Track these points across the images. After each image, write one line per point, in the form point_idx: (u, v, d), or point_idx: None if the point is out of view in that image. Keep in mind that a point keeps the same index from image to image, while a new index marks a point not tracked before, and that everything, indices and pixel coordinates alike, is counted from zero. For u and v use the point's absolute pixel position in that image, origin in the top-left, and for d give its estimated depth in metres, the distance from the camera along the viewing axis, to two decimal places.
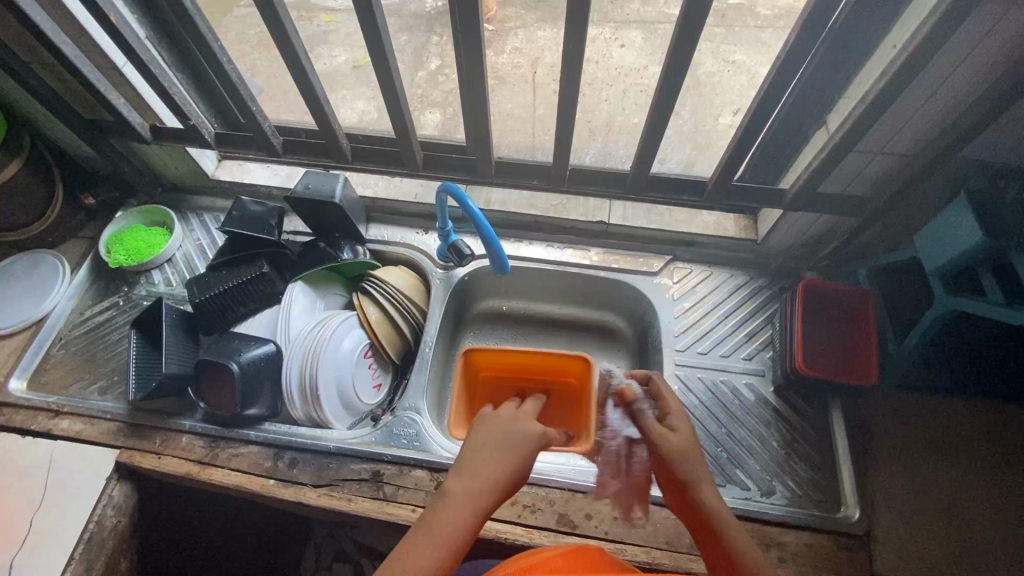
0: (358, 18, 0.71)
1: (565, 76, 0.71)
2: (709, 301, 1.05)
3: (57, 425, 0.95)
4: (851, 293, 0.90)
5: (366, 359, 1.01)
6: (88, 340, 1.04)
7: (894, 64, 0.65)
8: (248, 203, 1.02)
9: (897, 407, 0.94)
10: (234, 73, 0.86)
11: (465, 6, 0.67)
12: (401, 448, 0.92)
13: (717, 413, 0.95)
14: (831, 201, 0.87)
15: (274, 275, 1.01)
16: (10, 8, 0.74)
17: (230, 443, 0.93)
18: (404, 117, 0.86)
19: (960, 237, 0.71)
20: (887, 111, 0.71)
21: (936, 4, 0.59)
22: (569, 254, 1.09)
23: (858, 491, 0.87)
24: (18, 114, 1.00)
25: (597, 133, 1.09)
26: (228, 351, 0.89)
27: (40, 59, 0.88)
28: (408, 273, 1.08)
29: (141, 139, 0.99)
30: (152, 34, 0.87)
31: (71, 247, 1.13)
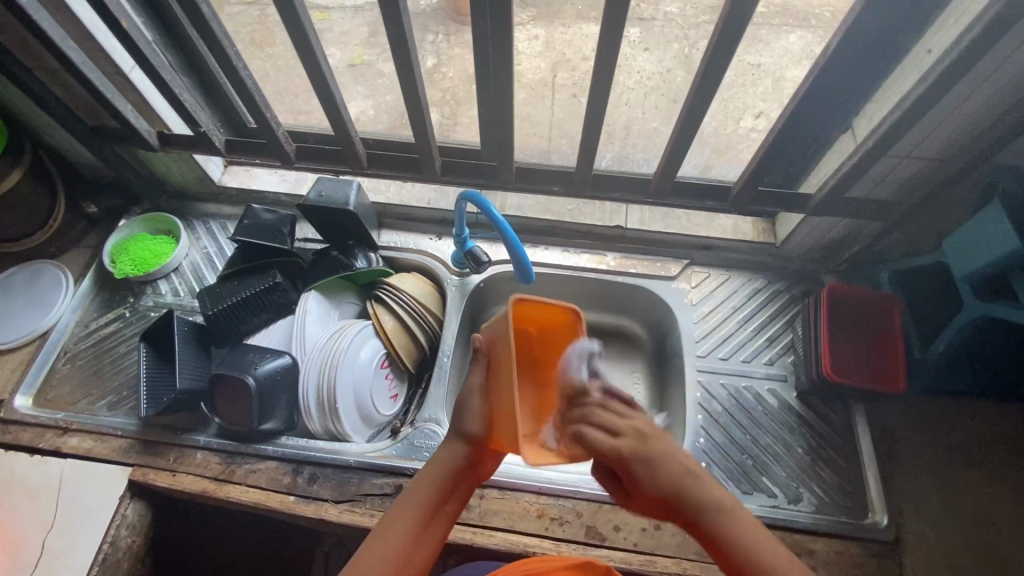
0: (384, 21, 0.69)
1: (597, 81, 0.69)
2: (727, 306, 1.04)
3: (65, 443, 0.92)
4: (875, 298, 0.90)
5: (382, 369, 0.99)
6: (95, 353, 1.01)
7: (934, 69, 0.64)
8: (259, 211, 1.00)
9: (920, 410, 0.94)
10: (249, 79, 0.83)
11: (496, 10, 0.65)
12: (423, 460, 0.90)
13: (740, 420, 0.95)
14: (856, 205, 0.86)
15: (288, 284, 0.99)
16: (15, 12, 0.71)
17: (247, 458, 0.90)
18: (424, 123, 0.84)
19: (994, 243, 0.71)
20: (923, 117, 0.70)
21: (980, 10, 0.58)
22: (585, 259, 1.08)
23: (885, 497, 0.86)
24: (18, 120, 0.97)
25: (615, 137, 1.07)
26: (244, 364, 0.87)
27: (43, 65, 0.85)
28: (423, 280, 1.06)
29: (148, 145, 0.95)
30: (160, 38, 0.84)
31: (73, 257, 1.10)
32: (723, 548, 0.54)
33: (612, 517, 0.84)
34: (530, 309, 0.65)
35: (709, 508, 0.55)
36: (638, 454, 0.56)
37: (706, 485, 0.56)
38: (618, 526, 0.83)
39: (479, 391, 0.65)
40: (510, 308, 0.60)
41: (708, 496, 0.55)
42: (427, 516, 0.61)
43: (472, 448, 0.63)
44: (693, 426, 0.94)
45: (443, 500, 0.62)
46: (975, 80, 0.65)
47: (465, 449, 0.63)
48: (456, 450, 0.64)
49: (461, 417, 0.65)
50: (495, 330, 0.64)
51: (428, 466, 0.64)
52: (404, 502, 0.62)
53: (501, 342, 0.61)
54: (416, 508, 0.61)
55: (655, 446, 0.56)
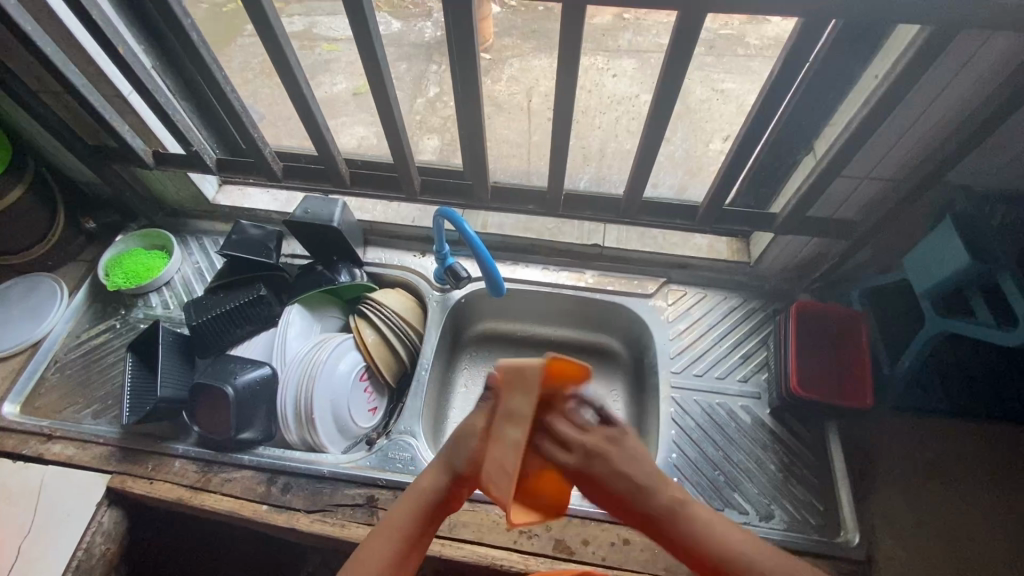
0: (357, 49, 0.73)
1: (560, 103, 0.73)
2: (703, 323, 1.06)
3: (49, 449, 0.94)
4: (843, 315, 0.91)
5: (362, 382, 1.01)
6: (84, 363, 1.04)
7: (877, 93, 0.67)
8: (247, 227, 1.04)
9: (894, 429, 0.94)
10: (237, 102, 0.88)
11: (461, 39, 0.69)
12: (395, 471, 0.91)
13: (714, 436, 0.95)
14: (820, 224, 0.89)
15: (272, 297, 1.02)
16: (20, 38, 0.76)
17: (223, 467, 0.92)
18: (402, 144, 0.88)
19: (946, 259, 0.73)
20: (870, 138, 0.73)
21: (912, 39, 0.62)
22: (565, 276, 1.10)
23: (858, 515, 0.86)
24: (26, 141, 1.03)
25: (591, 158, 1.12)
26: (224, 374, 0.89)
27: (48, 87, 0.91)
28: (405, 295, 1.09)
29: (144, 164, 1.00)
30: (158, 64, 0.89)
31: (70, 270, 1.14)
32: (695, 555, 0.49)
33: (580, 531, 0.84)
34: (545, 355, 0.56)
35: (673, 512, 0.50)
36: (583, 473, 0.53)
37: (662, 488, 0.51)
38: (586, 540, 0.84)
39: (480, 434, 0.57)
40: (538, 370, 0.52)
41: (659, 502, 0.50)
42: (405, 548, 0.56)
43: (453, 484, 0.58)
44: (666, 442, 0.95)
45: (419, 535, 0.57)
46: (917, 103, 0.68)
47: (449, 482, 0.58)
48: (440, 483, 0.58)
49: (452, 451, 0.59)
50: (507, 380, 0.55)
51: (405, 498, 0.59)
52: (383, 527, 0.56)
53: (520, 403, 0.53)
54: (393, 537, 0.56)
55: (598, 467, 0.52)
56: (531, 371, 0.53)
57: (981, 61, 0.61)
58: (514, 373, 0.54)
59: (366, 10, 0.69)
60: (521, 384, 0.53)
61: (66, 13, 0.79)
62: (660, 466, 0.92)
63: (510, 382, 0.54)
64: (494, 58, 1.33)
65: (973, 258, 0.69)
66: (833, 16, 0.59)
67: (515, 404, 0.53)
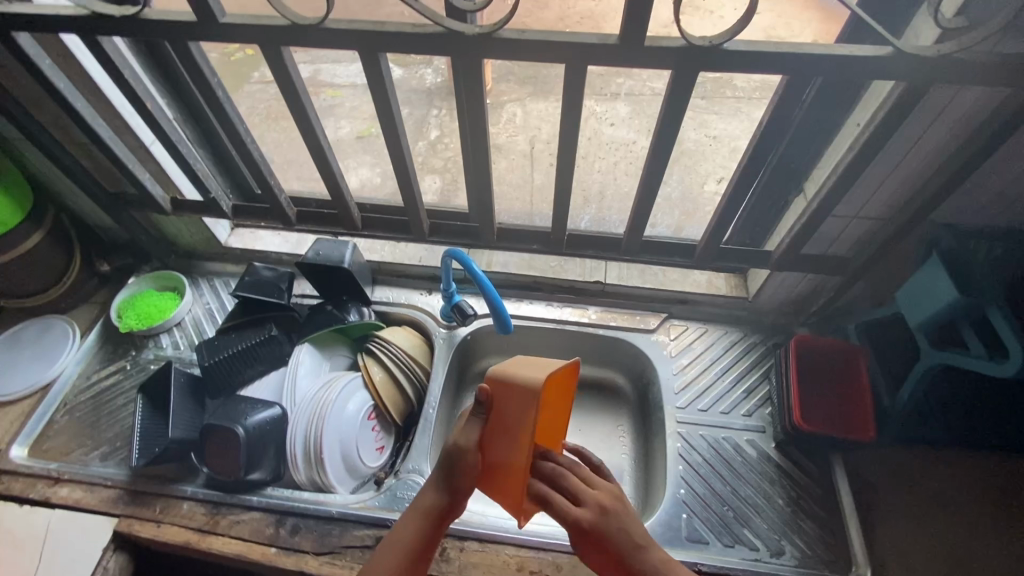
0: (374, 105, 0.77)
1: (563, 151, 0.77)
2: (705, 358, 1.08)
3: (56, 493, 0.94)
4: (841, 349, 0.95)
5: (370, 421, 1.02)
6: (94, 405, 1.05)
7: (860, 139, 0.72)
8: (260, 269, 1.07)
9: (898, 461, 0.95)
10: (256, 151, 0.91)
11: (472, 95, 0.73)
12: (404, 512, 0.91)
13: (721, 471, 0.96)
14: (814, 260, 0.93)
15: (283, 337, 1.04)
16: (53, 95, 0.81)
17: (232, 509, 0.92)
18: (413, 190, 0.92)
19: (937, 294, 0.76)
20: (858, 179, 0.77)
21: (890, 92, 0.66)
22: (568, 312, 1.13)
23: (867, 550, 0.88)
24: (47, 189, 1.07)
25: (591, 200, 1.16)
26: (235, 414, 0.90)
27: (73, 139, 0.95)
28: (412, 334, 1.11)
29: (162, 209, 1.04)
30: (180, 115, 0.94)
31: (82, 312, 1.16)
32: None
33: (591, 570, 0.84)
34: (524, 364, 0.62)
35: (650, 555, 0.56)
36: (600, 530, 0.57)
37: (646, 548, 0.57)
38: None
39: (475, 448, 0.60)
40: (538, 391, 0.56)
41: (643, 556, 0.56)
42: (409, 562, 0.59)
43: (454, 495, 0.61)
44: (674, 478, 0.95)
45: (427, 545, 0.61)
46: (902, 145, 0.73)
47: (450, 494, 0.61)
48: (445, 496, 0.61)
49: (448, 468, 0.61)
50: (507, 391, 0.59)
51: (406, 519, 0.62)
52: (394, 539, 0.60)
53: (518, 416, 0.58)
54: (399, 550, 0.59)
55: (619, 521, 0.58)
56: (530, 389, 0.56)
57: (957, 109, 0.66)
58: (511, 386, 0.58)
59: (385, 73, 0.73)
60: (519, 397, 0.57)
61: (96, 71, 0.84)
62: (669, 501, 0.93)
63: (509, 394, 0.59)
64: (495, 103, 1.39)
65: (962, 293, 0.72)
66: (819, 72, 0.63)
67: (516, 415, 0.58)
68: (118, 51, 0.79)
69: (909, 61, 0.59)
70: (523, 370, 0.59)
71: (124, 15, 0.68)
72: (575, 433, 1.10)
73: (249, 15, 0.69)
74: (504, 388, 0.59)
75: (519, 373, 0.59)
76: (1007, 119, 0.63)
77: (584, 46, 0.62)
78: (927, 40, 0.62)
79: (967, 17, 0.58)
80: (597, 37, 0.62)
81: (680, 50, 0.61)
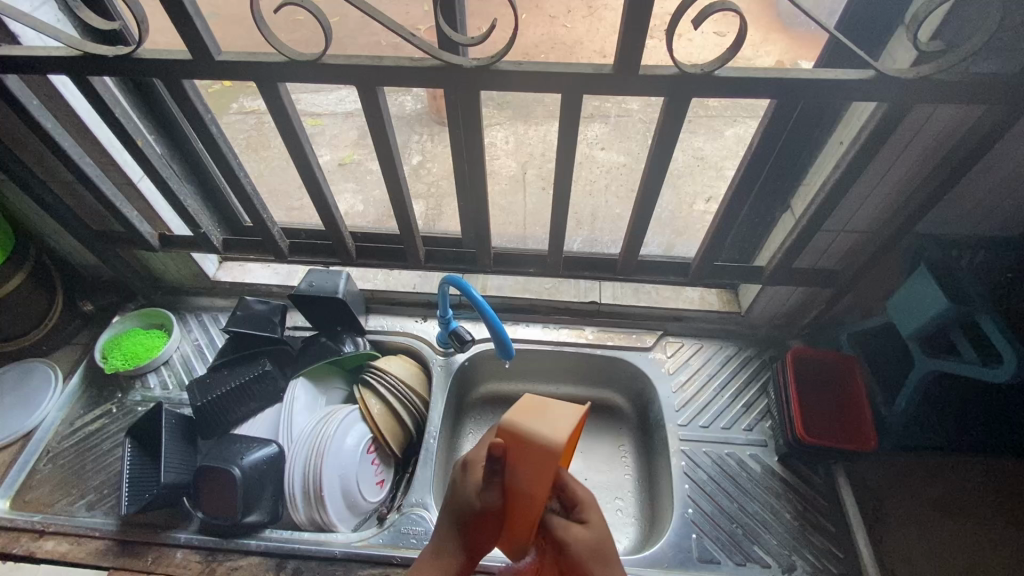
0: (371, 137, 0.78)
1: (560, 176, 0.78)
2: (703, 373, 1.09)
3: (40, 547, 0.89)
4: (837, 359, 0.96)
5: (369, 454, 0.99)
6: (78, 452, 1.01)
7: (844, 158, 0.74)
8: (252, 303, 1.05)
9: (897, 468, 0.96)
10: (249, 186, 0.91)
11: (469, 124, 0.74)
12: (410, 548, 0.88)
13: (727, 488, 0.95)
14: (805, 273, 0.95)
15: (277, 371, 1.01)
16: (41, 136, 0.79)
17: (228, 555, 0.88)
18: (409, 220, 0.92)
19: (926, 303, 0.78)
20: (846, 194, 0.80)
21: (871, 114, 0.69)
22: (565, 333, 1.14)
23: (878, 561, 0.87)
24: (28, 229, 1.04)
25: (583, 223, 1.17)
26: (230, 455, 0.87)
27: (57, 178, 0.93)
28: (409, 362, 1.09)
29: (150, 246, 1.01)
30: (169, 151, 0.93)
31: (64, 354, 1.12)
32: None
33: None
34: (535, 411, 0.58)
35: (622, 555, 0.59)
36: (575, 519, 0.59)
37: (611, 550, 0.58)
38: None
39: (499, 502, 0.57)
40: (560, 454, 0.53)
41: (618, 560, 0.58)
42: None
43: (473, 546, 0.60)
44: (681, 497, 0.94)
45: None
46: (885, 161, 0.76)
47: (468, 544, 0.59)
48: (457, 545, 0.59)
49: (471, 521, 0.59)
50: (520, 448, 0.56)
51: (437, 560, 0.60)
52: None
53: (535, 474, 0.55)
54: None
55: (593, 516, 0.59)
56: (548, 449, 0.54)
57: (935, 126, 0.69)
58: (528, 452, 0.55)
59: (382, 106, 0.73)
60: (536, 457, 0.54)
61: (84, 110, 0.83)
62: (678, 522, 0.92)
63: (524, 449, 0.55)
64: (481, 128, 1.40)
65: (951, 302, 0.74)
66: (806, 94, 0.66)
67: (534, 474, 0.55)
68: (107, 90, 0.78)
69: (891, 84, 0.62)
70: (531, 421, 0.56)
71: (117, 55, 0.67)
72: (577, 456, 1.09)
73: (244, 52, 0.69)
74: (516, 443, 0.55)
75: (530, 427, 0.55)
76: (983, 136, 0.67)
77: (581, 77, 0.64)
78: (904, 63, 0.65)
79: (943, 41, 0.61)
80: (591, 67, 0.64)
81: (672, 78, 0.63)
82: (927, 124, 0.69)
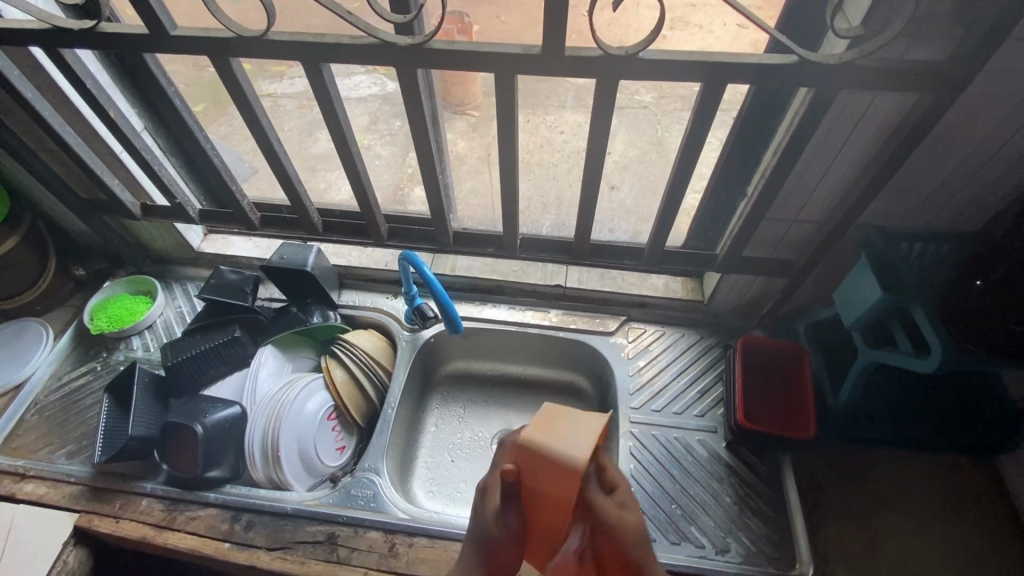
0: (322, 115, 0.82)
1: (504, 155, 0.81)
2: (661, 359, 1.10)
3: (21, 489, 0.97)
4: (788, 350, 0.97)
5: (330, 421, 1.04)
6: (63, 406, 1.08)
7: (783, 144, 0.75)
8: (226, 272, 1.11)
9: (843, 460, 0.96)
10: (217, 158, 0.95)
11: (414, 103, 0.77)
12: (358, 508, 0.93)
13: (671, 470, 0.97)
14: (758, 262, 0.95)
15: (246, 338, 1.07)
16: (21, 104, 0.84)
17: (189, 505, 0.94)
18: (368, 196, 0.95)
19: (865, 293, 0.78)
20: (789, 181, 0.80)
21: (806, 99, 0.69)
22: (530, 315, 1.15)
23: (812, 546, 0.88)
24: (23, 197, 1.10)
25: (549, 208, 1.22)
26: (196, 412, 0.93)
27: (46, 147, 0.98)
28: (376, 336, 1.13)
29: (132, 215, 1.08)
30: (149, 125, 0.98)
31: (57, 315, 1.20)
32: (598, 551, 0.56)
33: None
34: (534, 463, 0.53)
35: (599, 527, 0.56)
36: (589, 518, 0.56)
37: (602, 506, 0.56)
38: None
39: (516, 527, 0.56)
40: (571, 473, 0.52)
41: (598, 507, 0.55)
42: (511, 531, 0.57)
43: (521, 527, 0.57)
44: (625, 475, 0.97)
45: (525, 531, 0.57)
46: (826, 153, 0.76)
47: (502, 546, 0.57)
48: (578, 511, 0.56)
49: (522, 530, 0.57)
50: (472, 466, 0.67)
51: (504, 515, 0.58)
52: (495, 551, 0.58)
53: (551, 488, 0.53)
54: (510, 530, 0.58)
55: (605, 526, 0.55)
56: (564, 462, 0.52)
57: (872, 116, 0.69)
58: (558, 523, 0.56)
59: (330, 87, 0.77)
60: (554, 473, 0.52)
61: (64, 84, 0.88)
62: None
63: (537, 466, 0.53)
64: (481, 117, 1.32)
65: (884, 291, 0.75)
66: (732, 79, 0.67)
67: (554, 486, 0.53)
68: (83, 63, 0.83)
69: (816, 67, 0.63)
70: (547, 442, 0.53)
71: (82, 28, 0.72)
72: None
73: (199, 29, 0.73)
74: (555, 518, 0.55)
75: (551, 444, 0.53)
76: (912, 128, 0.67)
77: (509, 57, 0.66)
78: (839, 49, 0.66)
79: (870, 25, 0.61)
80: (521, 48, 0.66)
81: (597, 61, 0.65)
82: (867, 111, 0.69)
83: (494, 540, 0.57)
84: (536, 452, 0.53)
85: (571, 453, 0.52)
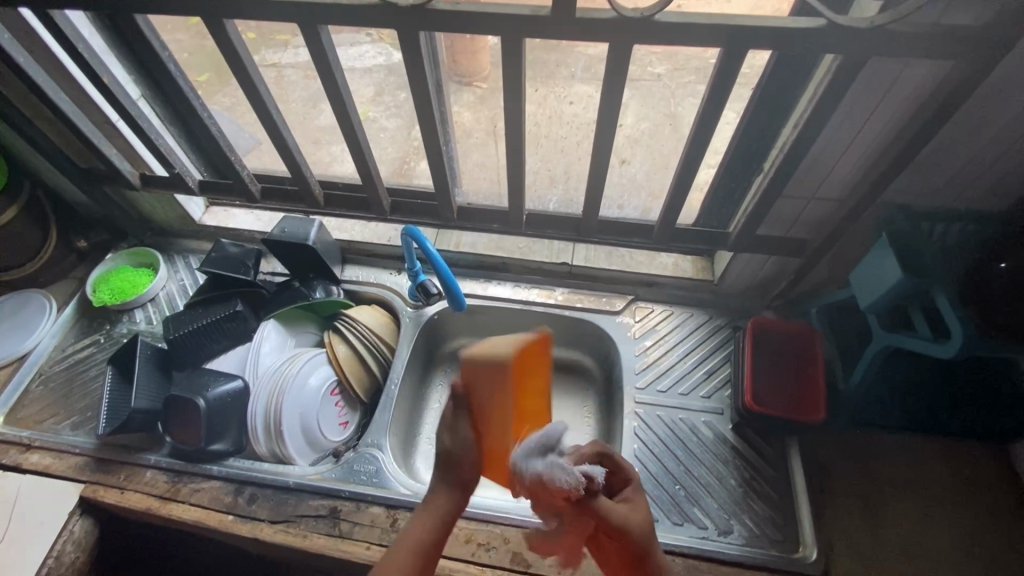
0: (320, 81, 0.79)
1: (510, 126, 0.78)
2: (668, 340, 1.08)
3: (27, 459, 0.98)
4: (800, 332, 0.94)
5: (333, 396, 1.03)
6: (68, 377, 1.08)
7: (805, 116, 0.71)
8: (227, 246, 1.09)
9: (852, 444, 0.95)
10: (214, 127, 0.93)
11: (416, 70, 0.74)
12: (360, 484, 0.93)
13: (676, 452, 0.96)
14: (772, 241, 0.92)
15: (248, 313, 1.05)
16: (12, 69, 0.82)
17: (193, 478, 0.95)
18: (369, 167, 0.93)
19: (885, 275, 0.75)
20: (808, 157, 0.77)
21: (830, 68, 0.65)
22: (535, 293, 1.13)
23: (816, 530, 0.87)
24: (21, 166, 1.08)
25: (557, 181, 1.19)
26: (197, 386, 0.92)
27: (41, 115, 0.96)
28: (380, 312, 1.11)
29: (131, 185, 1.06)
30: (146, 93, 0.95)
31: (60, 287, 1.19)
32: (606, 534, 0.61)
33: None
34: (475, 373, 0.60)
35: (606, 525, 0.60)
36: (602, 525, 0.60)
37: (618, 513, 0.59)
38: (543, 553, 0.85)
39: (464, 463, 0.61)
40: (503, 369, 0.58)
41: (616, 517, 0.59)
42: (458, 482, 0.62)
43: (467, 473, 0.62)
44: (629, 456, 0.96)
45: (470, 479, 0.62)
46: (849, 126, 0.72)
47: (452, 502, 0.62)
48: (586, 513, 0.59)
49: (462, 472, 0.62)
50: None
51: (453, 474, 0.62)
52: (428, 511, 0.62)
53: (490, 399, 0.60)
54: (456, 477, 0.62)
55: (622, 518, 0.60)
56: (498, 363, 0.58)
57: (900, 87, 0.65)
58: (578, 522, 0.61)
59: (328, 53, 0.75)
60: (488, 372, 0.59)
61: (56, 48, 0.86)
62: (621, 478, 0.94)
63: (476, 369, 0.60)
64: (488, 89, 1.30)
65: (904, 273, 0.72)
66: (752, 45, 0.63)
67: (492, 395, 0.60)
68: (74, 26, 0.81)
69: (843, 32, 0.59)
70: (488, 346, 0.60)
71: None
72: None
73: None
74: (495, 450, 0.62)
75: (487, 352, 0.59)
76: (943, 101, 0.63)
77: (515, 19, 0.63)
78: (869, 12, 0.61)
79: None
80: (528, 10, 0.62)
81: (607, 24, 0.61)
82: (895, 81, 0.65)
83: (449, 468, 0.62)
84: (474, 358, 0.59)
85: (496, 350, 0.58)
